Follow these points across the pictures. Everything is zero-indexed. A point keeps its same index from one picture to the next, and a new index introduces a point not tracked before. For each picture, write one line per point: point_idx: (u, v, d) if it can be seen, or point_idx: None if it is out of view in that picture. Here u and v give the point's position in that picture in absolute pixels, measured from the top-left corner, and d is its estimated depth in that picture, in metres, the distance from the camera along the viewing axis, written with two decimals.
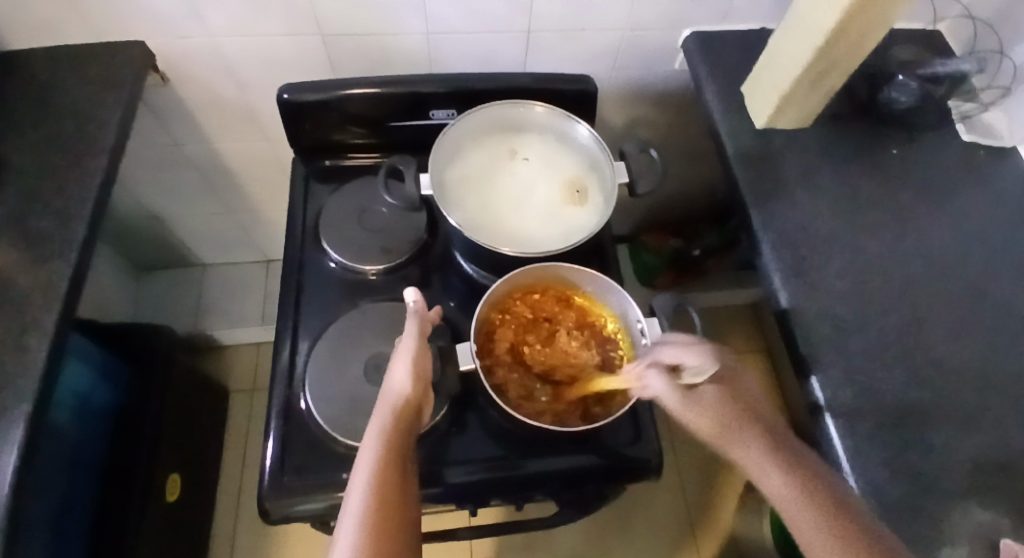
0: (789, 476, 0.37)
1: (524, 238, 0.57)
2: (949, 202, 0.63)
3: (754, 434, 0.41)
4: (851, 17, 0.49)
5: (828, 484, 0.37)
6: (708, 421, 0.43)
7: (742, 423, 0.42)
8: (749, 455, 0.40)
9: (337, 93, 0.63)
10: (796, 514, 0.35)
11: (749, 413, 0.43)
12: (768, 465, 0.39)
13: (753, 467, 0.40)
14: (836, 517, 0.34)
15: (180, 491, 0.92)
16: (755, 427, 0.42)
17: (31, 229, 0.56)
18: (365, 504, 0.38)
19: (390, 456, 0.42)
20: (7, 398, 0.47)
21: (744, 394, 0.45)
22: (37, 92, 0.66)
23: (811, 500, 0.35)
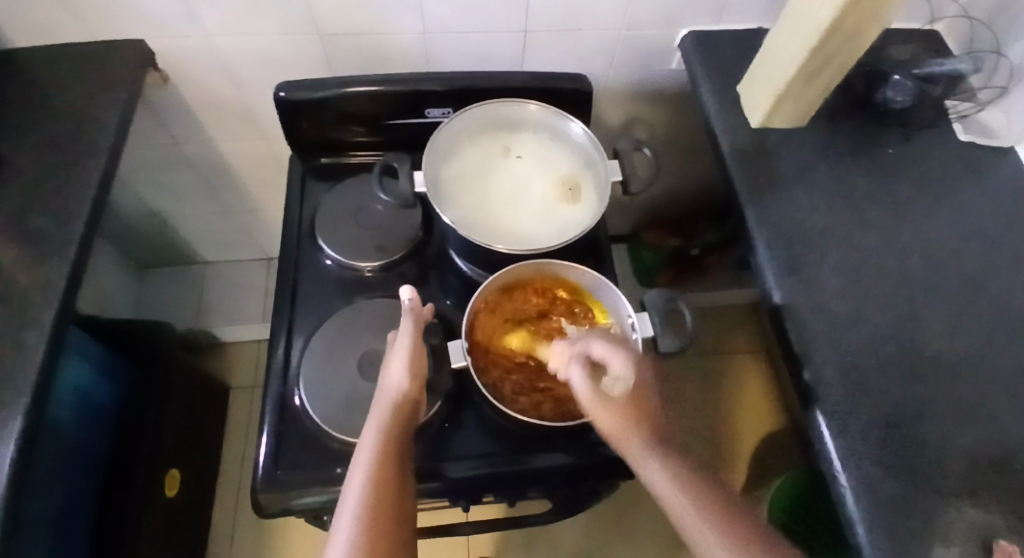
0: (680, 478, 0.40)
1: (517, 235, 0.57)
2: (944, 199, 0.63)
3: (654, 438, 0.44)
4: (844, 15, 0.49)
5: (710, 486, 0.41)
6: (613, 421, 0.45)
7: (642, 424, 0.45)
8: (642, 455, 0.43)
9: (334, 91, 0.64)
10: (688, 517, 0.38)
11: (653, 419, 0.46)
12: (649, 458, 0.43)
13: (642, 465, 0.43)
14: (725, 518, 0.38)
15: (180, 487, 0.93)
16: (653, 432, 0.45)
17: (29, 227, 0.57)
18: (361, 510, 0.38)
19: (386, 458, 0.42)
20: (4, 394, 0.48)
21: (644, 404, 0.46)
22: (37, 92, 0.66)
23: (702, 504, 0.39)
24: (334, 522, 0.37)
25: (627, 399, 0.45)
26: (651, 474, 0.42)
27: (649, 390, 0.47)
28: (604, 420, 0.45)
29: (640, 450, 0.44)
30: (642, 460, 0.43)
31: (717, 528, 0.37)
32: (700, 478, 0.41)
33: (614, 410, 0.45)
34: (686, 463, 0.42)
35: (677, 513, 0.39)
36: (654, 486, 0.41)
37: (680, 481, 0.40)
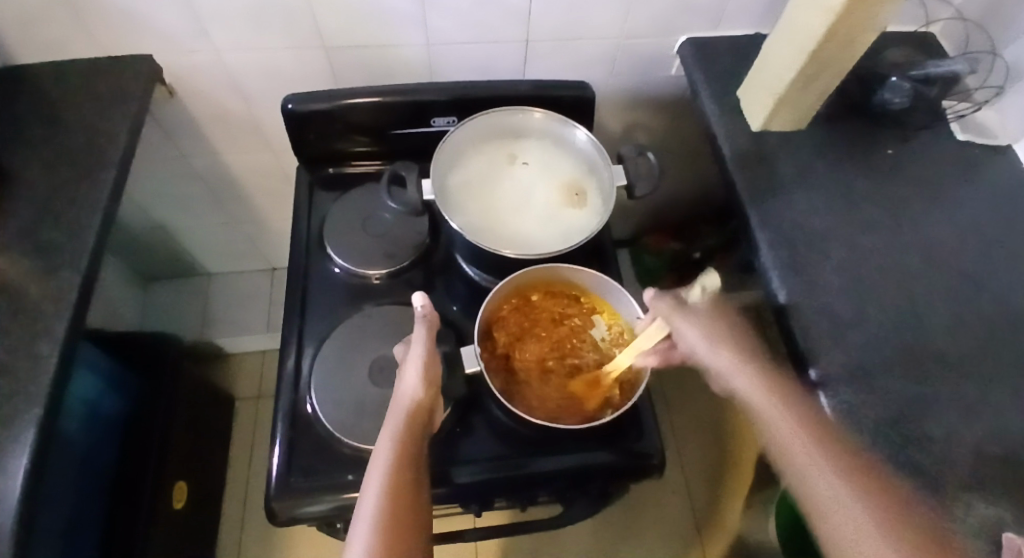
0: (800, 420, 0.47)
1: (524, 240, 0.58)
2: (944, 198, 0.63)
3: (780, 387, 0.50)
4: (842, 20, 0.50)
5: (835, 436, 0.46)
6: (700, 330, 0.54)
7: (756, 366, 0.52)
8: (740, 380, 0.51)
9: (341, 102, 0.65)
10: (802, 456, 0.44)
11: (756, 360, 0.53)
12: (782, 416, 0.47)
13: (729, 378, 0.53)
14: (822, 442, 0.45)
15: (187, 498, 0.93)
16: (774, 380, 0.51)
17: (40, 240, 0.58)
18: (378, 518, 0.38)
19: (402, 465, 0.42)
20: (19, 405, 0.48)
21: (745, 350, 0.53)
22: (47, 107, 0.67)
23: (830, 459, 0.43)
24: (352, 528, 0.37)
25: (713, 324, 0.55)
26: (745, 390, 0.51)
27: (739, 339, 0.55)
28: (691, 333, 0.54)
29: (727, 367, 0.52)
30: (754, 398, 0.50)
31: (826, 462, 0.43)
32: (790, 395, 0.49)
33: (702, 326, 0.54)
34: (809, 411, 0.48)
35: (787, 443, 0.46)
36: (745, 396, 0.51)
37: (777, 400, 0.49)
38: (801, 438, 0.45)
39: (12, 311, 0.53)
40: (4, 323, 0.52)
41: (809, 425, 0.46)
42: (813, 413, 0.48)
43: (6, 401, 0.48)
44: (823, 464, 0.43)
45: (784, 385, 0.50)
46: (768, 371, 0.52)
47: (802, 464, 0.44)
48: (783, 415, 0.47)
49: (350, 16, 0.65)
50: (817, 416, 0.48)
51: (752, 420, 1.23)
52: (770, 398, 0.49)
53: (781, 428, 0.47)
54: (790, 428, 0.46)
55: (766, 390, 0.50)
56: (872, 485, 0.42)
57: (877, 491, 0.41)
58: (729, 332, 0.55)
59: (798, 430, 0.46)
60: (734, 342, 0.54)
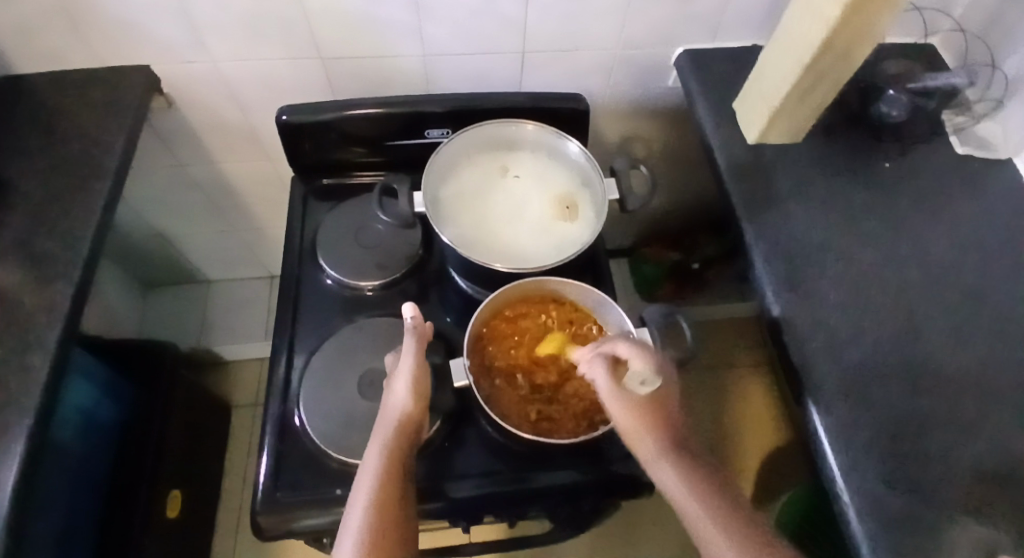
0: (695, 483, 0.42)
1: (516, 254, 0.57)
2: (942, 211, 0.63)
3: (692, 463, 0.44)
4: (836, 33, 0.50)
5: (728, 496, 0.41)
6: (629, 420, 0.47)
7: (660, 431, 0.46)
8: (646, 449, 0.46)
9: (336, 114, 0.65)
10: (692, 511, 0.40)
11: (677, 432, 0.47)
12: (665, 467, 0.44)
13: (658, 471, 0.44)
14: (714, 502, 0.40)
15: (182, 507, 0.92)
16: (666, 432, 0.46)
17: (34, 250, 0.58)
18: (365, 536, 0.38)
19: (389, 483, 0.42)
20: (8, 416, 0.48)
21: (668, 409, 0.48)
22: (44, 116, 0.68)
23: (707, 505, 0.40)
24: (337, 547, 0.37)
25: (637, 403, 0.47)
26: (676, 493, 0.42)
27: (667, 400, 0.49)
28: (621, 419, 0.47)
29: (651, 452, 0.45)
30: (660, 470, 0.44)
31: (718, 525, 0.38)
32: (717, 491, 0.41)
33: (627, 408, 0.47)
34: (698, 461, 0.44)
35: (682, 505, 0.41)
36: (659, 477, 0.44)
37: (693, 487, 0.41)
38: (696, 504, 0.40)
39: (5, 321, 0.53)
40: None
41: (700, 482, 0.42)
42: (711, 478, 0.42)
43: None
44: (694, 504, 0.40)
45: (650, 415, 0.47)
46: (644, 403, 0.47)
47: (658, 465, 0.44)
48: (680, 483, 0.42)
49: (346, 27, 0.65)
50: (722, 489, 0.41)
51: (754, 432, 1.21)
52: (682, 478, 0.42)
53: (679, 482, 0.42)
54: (682, 489, 0.41)
55: (682, 465, 0.43)
56: (727, 518, 0.39)
57: (740, 527, 0.38)
58: (662, 418, 0.47)
59: (696, 495, 0.41)
60: (654, 412, 0.47)
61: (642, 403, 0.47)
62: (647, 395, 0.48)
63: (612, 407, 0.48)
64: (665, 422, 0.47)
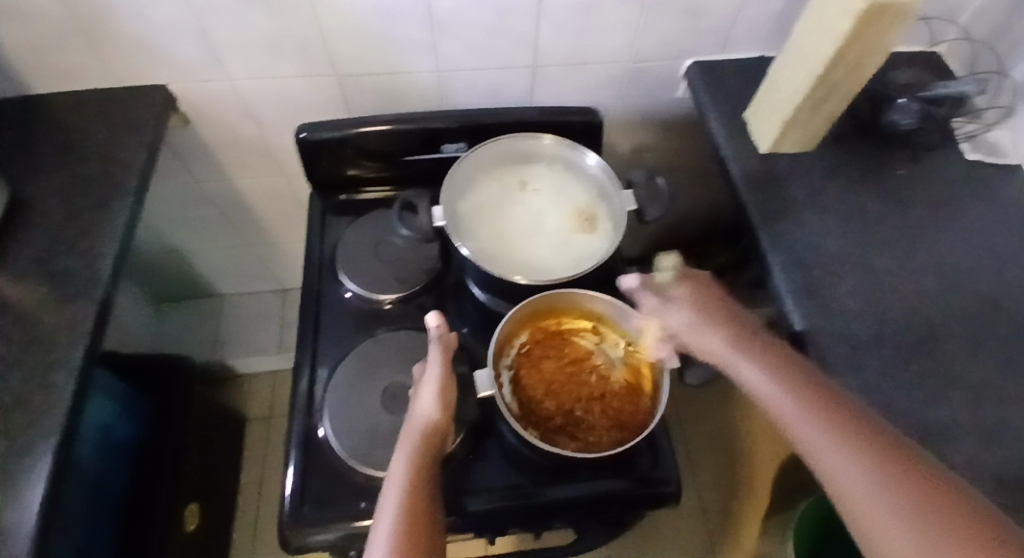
0: (781, 376, 0.44)
1: (536, 266, 0.58)
2: (956, 218, 0.63)
3: (775, 357, 0.46)
4: (849, 45, 0.51)
5: (828, 392, 0.41)
6: (688, 319, 0.53)
7: (725, 331, 0.51)
8: (746, 371, 0.47)
9: (354, 130, 0.66)
10: (786, 407, 0.41)
11: (749, 332, 0.50)
12: (749, 364, 0.47)
13: (740, 370, 0.47)
14: (817, 398, 0.40)
15: (199, 523, 0.92)
16: (738, 331, 0.50)
17: (56, 268, 0.59)
18: (396, 530, 0.38)
19: (418, 483, 0.43)
20: (34, 435, 0.49)
21: (716, 301, 0.54)
22: (64, 136, 0.69)
23: (802, 398, 0.41)
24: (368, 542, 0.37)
25: (693, 305, 0.53)
26: (760, 387, 0.45)
27: (710, 300, 0.54)
28: (676, 322, 0.53)
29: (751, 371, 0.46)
30: (739, 366, 0.47)
31: (837, 435, 0.37)
32: (808, 379, 0.43)
33: (683, 315, 0.53)
34: (773, 353, 0.47)
35: (774, 402, 0.43)
36: (755, 390, 0.45)
37: (775, 370, 0.45)
38: (790, 399, 0.41)
39: (28, 340, 0.54)
40: (21, 352, 0.53)
41: (782, 372, 0.44)
42: (813, 374, 0.44)
43: (21, 430, 0.49)
44: (811, 423, 0.39)
45: (723, 312, 0.53)
46: (716, 304, 0.54)
47: (736, 363, 0.48)
48: (758, 373, 0.45)
49: (361, 45, 0.67)
50: (823, 382, 0.42)
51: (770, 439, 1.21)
52: (775, 379, 0.44)
53: (755, 374, 0.46)
54: (783, 396, 0.42)
55: (777, 370, 0.44)
56: (825, 405, 0.40)
57: (860, 436, 0.36)
58: (723, 313, 0.53)
59: (785, 388, 0.43)
60: (717, 311, 0.52)
61: (703, 301, 0.53)
62: (708, 303, 0.53)
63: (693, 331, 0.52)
64: (739, 330, 0.50)
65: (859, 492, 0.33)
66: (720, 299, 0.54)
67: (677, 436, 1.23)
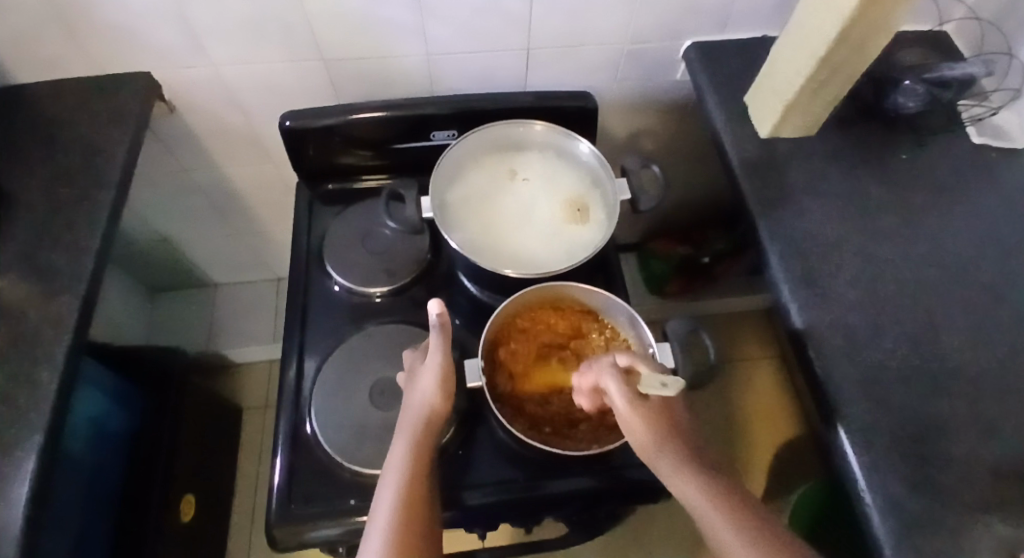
0: (716, 496, 0.41)
1: (526, 259, 0.57)
2: (960, 205, 0.61)
3: (698, 468, 0.43)
4: (854, 25, 0.48)
5: (748, 509, 0.40)
6: (638, 422, 0.44)
7: (671, 440, 0.45)
8: (668, 470, 0.44)
9: (340, 118, 0.64)
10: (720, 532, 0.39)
11: (683, 437, 0.45)
12: (684, 479, 0.43)
13: (678, 485, 0.43)
14: (739, 518, 0.39)
15: (196, 511, 0.93)
16: (676, 435, 0.45)
17: (39, 262, 0.58)
18: (391, 527, 0.39)
19: (415, 476, 0.43)
20: (18, 433, 0.48)
21: (670, 405, 0.47)
22: (44, 126, 0.67)
23: (737, 525, 0.39)
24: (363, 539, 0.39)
25: (658, 407, 0.46)
26: (698, 504, 0.41)
27: (671, 399, 0.48)
28: (628, 420, 0.45)
29: (671, 469, 0.44)
30: (673, 478, 0.43)
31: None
32: (727, 492, 0.41)
33: (641, 413, 0.45)
34: (703, 469, 0.43)
35: (703, 517, 0.40)
36: (694, 507, 0.41)
37: (708, 493, 0.41)
38: (716, 512, 0.40)
39: (12, 336, 0.53)
40: (4, 348, 0.52)
41: (715, 492, 0.41)
42: (729, 493, 0.41)
43: (5, 428, 0.48)
44: (729, 533, 0.38)
45: (665, 410, 0.46)
46: (661, 404, 0.46)
47: (666, 471, 0.44)
48: (691, 485, 0.42)
49: (348, 28, 0.64)
50: (750, 505, 0.40)
51: (769, 426, 1.21)
52: (714, 505, 0.40)
53: (689, 489, 0.42)
54: (715, 517, 0.39)
55: (709, 495, 0.41)
56: (755, 526, 0.39)
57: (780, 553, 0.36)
58: (673, 414, 0.47)
59: (722, 511, 0.40)
60: (661, 413, 0.46)
61: (652, 403, 0.45)
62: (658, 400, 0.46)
63: (625, 415, 0.45)
64: (669, 435, 0.45)
65: None
66: (671, 403, 0.47)
67: None
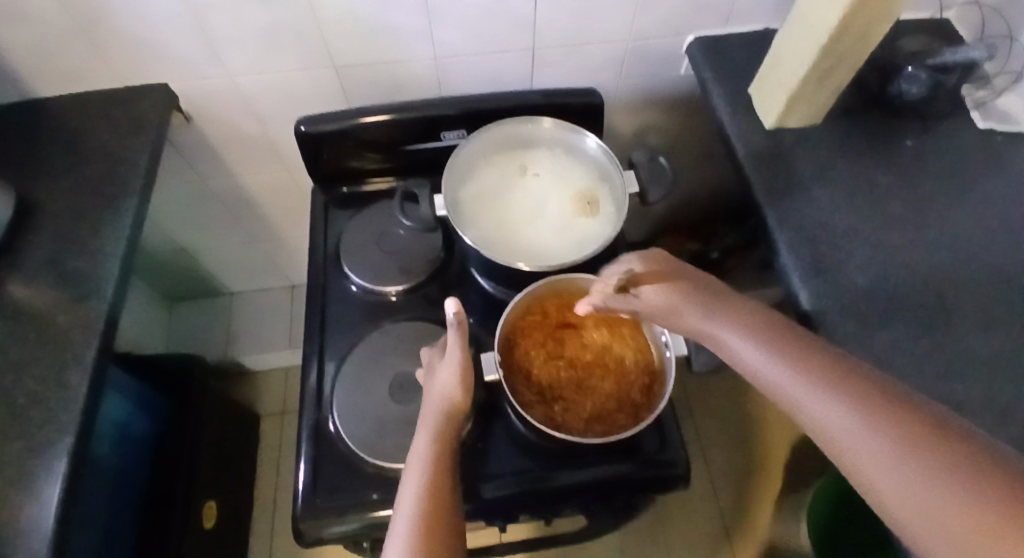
0: (763, 345, 0.41)
1: (538, 252, 0.58)
2: (967, 190, 0.62)
3: (743, 323, 0.44)
4: (855, 11, 0.49)
5: (816, 352, 0.39)
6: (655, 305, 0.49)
7: (707, 308, 0.47)
8: (805, 392, 0.36)
9: (352, 121, 0.65)
10: (778, 378, 0.39)
11: (725, 305, 0.47)
12: (735, 343, 0.43)
13: (728, 347, 0.44)
14: (803, 361, 0.38)
15: (217, 516, 0.94)
16: (717, 307, 0.47)
17: (66, 270, 0.59)
18: (419, 514, 0.40)
19: (438, 466, 0.44)
20: (51, 433, 0.50)
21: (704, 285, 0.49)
22: (68, 138, 0.69)
23: (792, 364, 0.38)
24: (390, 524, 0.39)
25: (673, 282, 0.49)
26: (750, 360, 0.42)
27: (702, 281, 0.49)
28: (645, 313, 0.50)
29: (726, 339, 0.44)
30: (726, 344, 0.44)
31: (829, 393, 0.35)
32: (802, 346, 0.40)
33: (658, 295, 0.49)
34: (758, 325, 0.43)
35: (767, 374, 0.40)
36: (746, 365, 0.42)
37: (755, 341, 0.42)
38: (775, 363, 0.39)
39: (42, 342, 0.55)
40: (35, 354, 0.54)
41: (769, 341, 0.41)
42: (801, 342, 0.40)
43: (36, 429, 0.50)
44: (791, 374, 0.38)
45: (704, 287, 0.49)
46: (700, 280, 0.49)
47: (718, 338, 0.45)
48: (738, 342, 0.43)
49: (358, 35, 0.66)
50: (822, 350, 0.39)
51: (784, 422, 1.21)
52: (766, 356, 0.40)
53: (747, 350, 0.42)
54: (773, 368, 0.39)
55: (765, 350, 0.41)
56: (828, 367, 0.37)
57: (860, 387, 0.34)
58: (705, 289, 0.48)
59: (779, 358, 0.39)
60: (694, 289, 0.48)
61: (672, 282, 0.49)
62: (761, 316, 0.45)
63: (753, 355, 0.41)
64: (719, 309, 0.46)
65: (867, 458, 0.30)
66: (701, 279, 0.49)
67: (688, 420, 1.23)
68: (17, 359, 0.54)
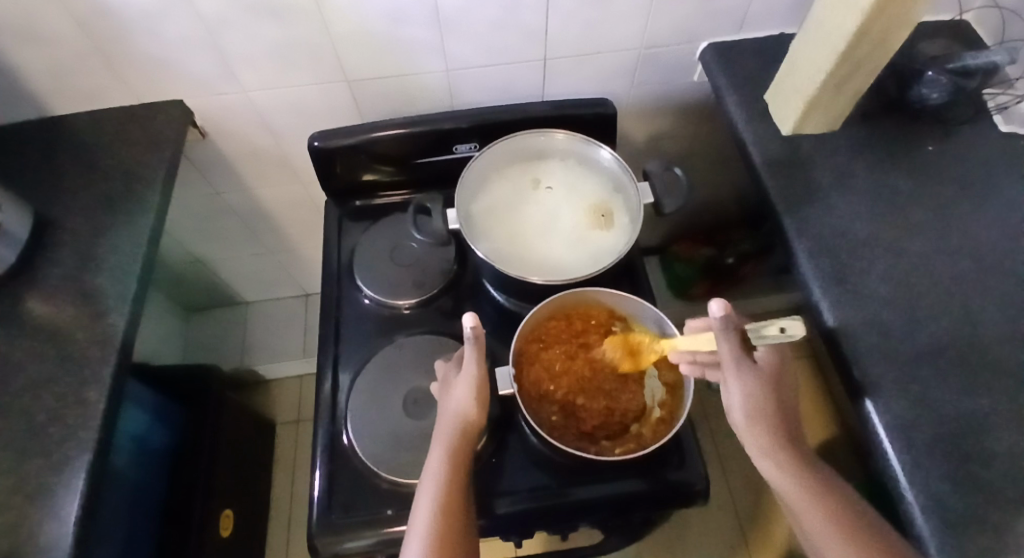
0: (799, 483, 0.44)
1: (552, 266, 0.57)
2: (991, 195, 0.60)
3: (784, 444, 0.45)
4: (873, 19, 0.48)
5: (834, 498, 0.44)
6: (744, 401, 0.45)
7: (770, 429, 0.45)
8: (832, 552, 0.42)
9: (365, 136, 0.66)
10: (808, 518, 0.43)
11: (779, 409, 0.46)
12: (777, 468, 0.45)
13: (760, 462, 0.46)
14: (834, 513, 0.43)
15: (233, 526, 0.94)
16: (778, 413, 0.46)
17: (86, 285, 0.60)
18: (432, 537, 0.39)
19: (451, 487, 0.43)
20: (72, 449, 0.50)
21: (781, 380, 0.47)
22: (87, 156, 0.70)
23: (822, 512, 0.43)
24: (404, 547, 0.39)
25: (767, 381, 0.45)
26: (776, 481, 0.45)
27: (779, 369, 0.47)
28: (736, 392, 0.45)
29: (761, 454, 0.46)
30: (761, 461, 0.46)
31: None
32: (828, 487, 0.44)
33: (750, 395, 0.45)
34: (795, 449, 0.45)
35: (795, 504, 0.44)
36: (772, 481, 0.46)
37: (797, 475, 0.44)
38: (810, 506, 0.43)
39: (62, 358, 0.55)
40: (56, 370, 0.55)
41: (804, 479, 0.44)
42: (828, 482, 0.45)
43: (57, 446, 0.50)
44: (820, 521, 0.43)
45: (772, 378, 0.46)
46: (771, 368, 0.46)
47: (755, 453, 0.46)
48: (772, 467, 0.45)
49: (370, 49, 0.66)
50: (843, 500, 0.44)
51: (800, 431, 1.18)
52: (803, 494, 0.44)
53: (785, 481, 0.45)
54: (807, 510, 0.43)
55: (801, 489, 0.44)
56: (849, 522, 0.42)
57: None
58: (783, 381, 0.47)
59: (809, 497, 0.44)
60: (774, 393, 0.45)
61: (765, 390, 0.45)
62: (802, 459, 0.45)
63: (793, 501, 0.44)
64: (774, 422, 0.45)
65: None
66: (780, 372, 0.46)
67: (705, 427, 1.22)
68: (38, 376, 0.54)
